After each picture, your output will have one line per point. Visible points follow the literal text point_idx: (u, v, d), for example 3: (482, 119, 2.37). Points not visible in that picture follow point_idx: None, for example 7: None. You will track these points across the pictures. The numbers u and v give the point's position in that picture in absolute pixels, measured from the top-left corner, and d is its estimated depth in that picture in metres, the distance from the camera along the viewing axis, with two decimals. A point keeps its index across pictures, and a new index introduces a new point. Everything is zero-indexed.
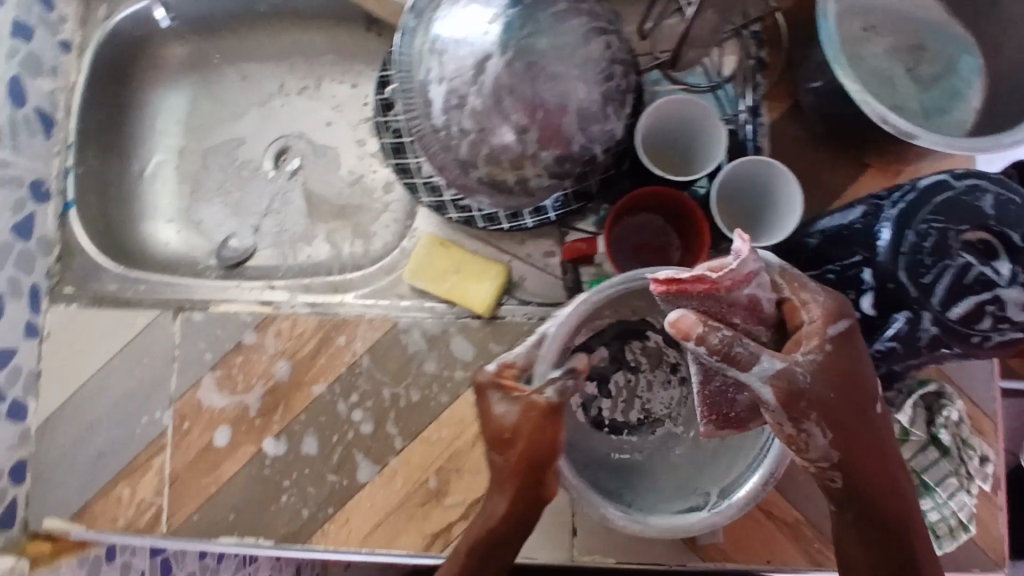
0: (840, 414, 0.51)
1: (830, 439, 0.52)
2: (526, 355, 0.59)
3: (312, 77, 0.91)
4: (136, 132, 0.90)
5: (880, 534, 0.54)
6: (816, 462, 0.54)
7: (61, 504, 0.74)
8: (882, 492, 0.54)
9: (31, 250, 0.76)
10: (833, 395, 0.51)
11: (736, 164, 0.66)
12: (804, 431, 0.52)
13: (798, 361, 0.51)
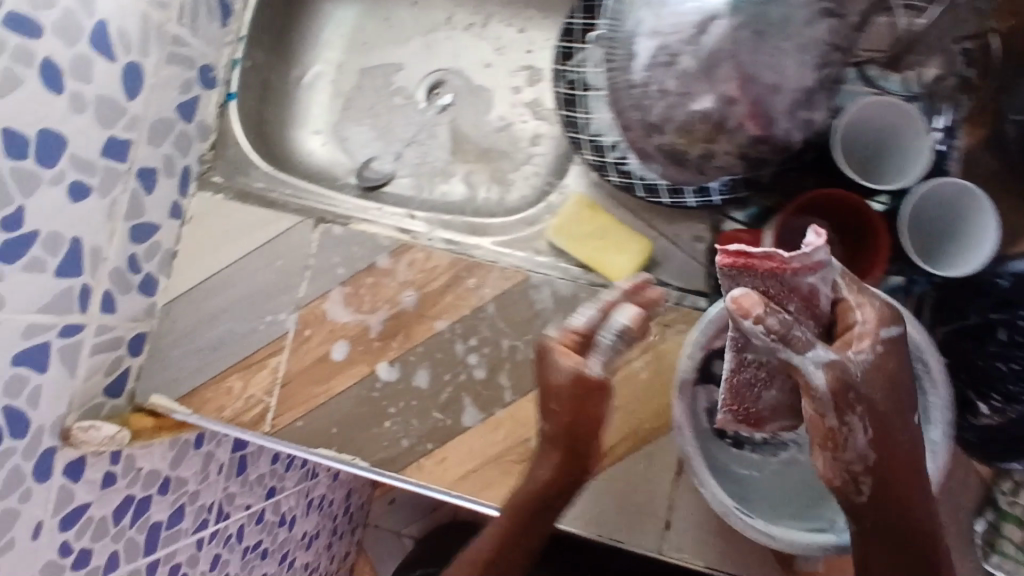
0: (874, 419, 0.48)
1: (869, 440, 0.47)
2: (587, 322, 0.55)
3: (481, 16, 0.90)
4: (302, 39, 0.91)
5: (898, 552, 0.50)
6: (847, 468, 0.48)
7: (176, 382, 0.77)
8: (910, 508, 0.49)
9: (191, 133, 0.78)
10: (880, 396, 0.47)
11: (937, 184, 0.62)
12: (846, 427, 0.47)
13: (850, 357, 0.47)
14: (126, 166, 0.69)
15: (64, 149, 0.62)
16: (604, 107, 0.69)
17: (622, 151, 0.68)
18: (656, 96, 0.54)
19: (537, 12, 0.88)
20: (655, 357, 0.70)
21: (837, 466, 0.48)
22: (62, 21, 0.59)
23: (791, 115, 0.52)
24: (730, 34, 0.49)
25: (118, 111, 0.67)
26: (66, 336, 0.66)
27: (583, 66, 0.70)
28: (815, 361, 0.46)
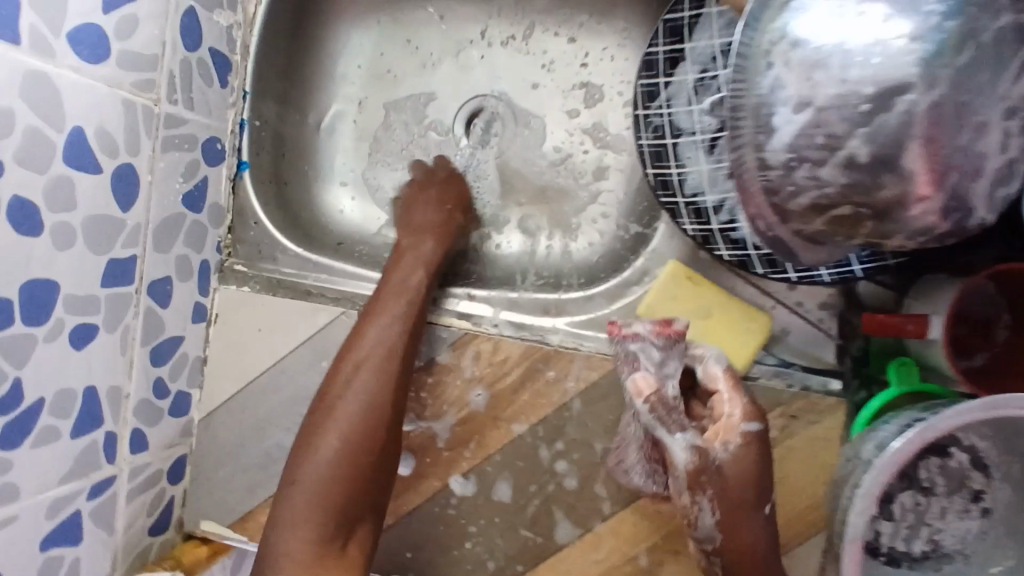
0: (732, 521, 0.48)
1: (718, 522, 0.48)
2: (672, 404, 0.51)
3: (521, 25, 0.75)
4: (315, 77, 0.77)
5: None
6: (701, 543, 0.50)
7: (227, 506, 0.68)
8: None
9: (203, 221, 0.66)
10: (743, 488, 0.48)
11: None
12: (695, 505, 0.49)
13: (713, 448, 0.48)
14: (134, 287, 0.59)
15: (57, 296, 0.52)
16: (702, 157, 0.54)
17: (731, 213, 0.54)
18: (804, 185, 0.39)
19: (590, 15, 0.72)
20: (782, 459, 0.57)
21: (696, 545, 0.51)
22: (27, 145, 0.48)
23: (996, 203, 0.38)
24: (920, 110, 0.35)
25: (115, 227, 0.56)
26: (96, 495, 0.58)
27: (670, 106, 0.55)
28: (680, 445, 0.49)
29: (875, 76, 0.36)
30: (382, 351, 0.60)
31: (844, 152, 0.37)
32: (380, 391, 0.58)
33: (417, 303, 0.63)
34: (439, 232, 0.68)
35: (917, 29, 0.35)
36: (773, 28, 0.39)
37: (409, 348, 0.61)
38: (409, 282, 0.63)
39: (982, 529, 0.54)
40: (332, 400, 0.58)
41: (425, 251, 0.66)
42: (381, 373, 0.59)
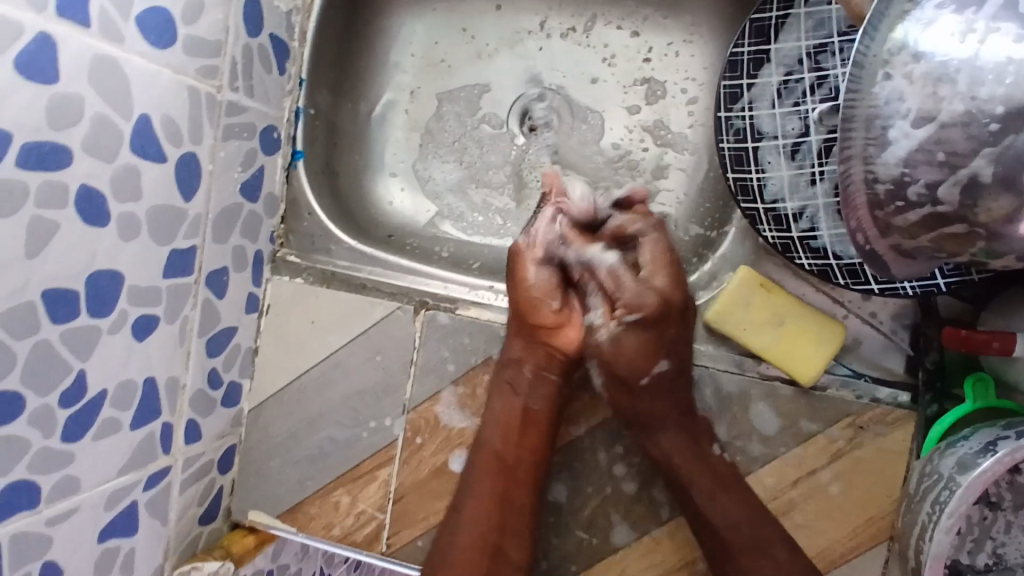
0: (613, 368, 0.58)
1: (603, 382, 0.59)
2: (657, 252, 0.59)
3: (583, 17, 0.73)
4: (369, 64, 0.75)
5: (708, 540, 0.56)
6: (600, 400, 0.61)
7: (274, 498, 0.68)
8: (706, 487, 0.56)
9: (259, 211, 0.65)
10: (630, 358, 0.57)
11: None
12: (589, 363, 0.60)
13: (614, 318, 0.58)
14: (193, 277, 0.57)
15: (120, 288, 0.50)
16: (783, 162, 0.54)
17: (811, 219, 0.53)
18: (916, 201, 0.39)
19: (656, 9, 0.71)
20: (849, 469, 0.57)
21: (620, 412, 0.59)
22: (95, 131, 0.46)
23: None
24: None
25: (177, 216, 0.54)
26: (152, 486, 0.57)
27: (752, 109, 0.54)
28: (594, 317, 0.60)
29: (1008, 94, 0.34)
30: (482, 459, 0.60)
31: (965, 171, 0.37)
32: (481, 513, 0.58)
33: (510, 417, 0.60)
34: (515, 317, 0.62)
35: None
36: (893, 38, 0.37)
37: (507, 461, 0.59)
38: (495, 395, 0.62)
39: None
40: (443, 527, 0.59)
41: (511, 354, 0.62)
42: (479, 498, 0.59)
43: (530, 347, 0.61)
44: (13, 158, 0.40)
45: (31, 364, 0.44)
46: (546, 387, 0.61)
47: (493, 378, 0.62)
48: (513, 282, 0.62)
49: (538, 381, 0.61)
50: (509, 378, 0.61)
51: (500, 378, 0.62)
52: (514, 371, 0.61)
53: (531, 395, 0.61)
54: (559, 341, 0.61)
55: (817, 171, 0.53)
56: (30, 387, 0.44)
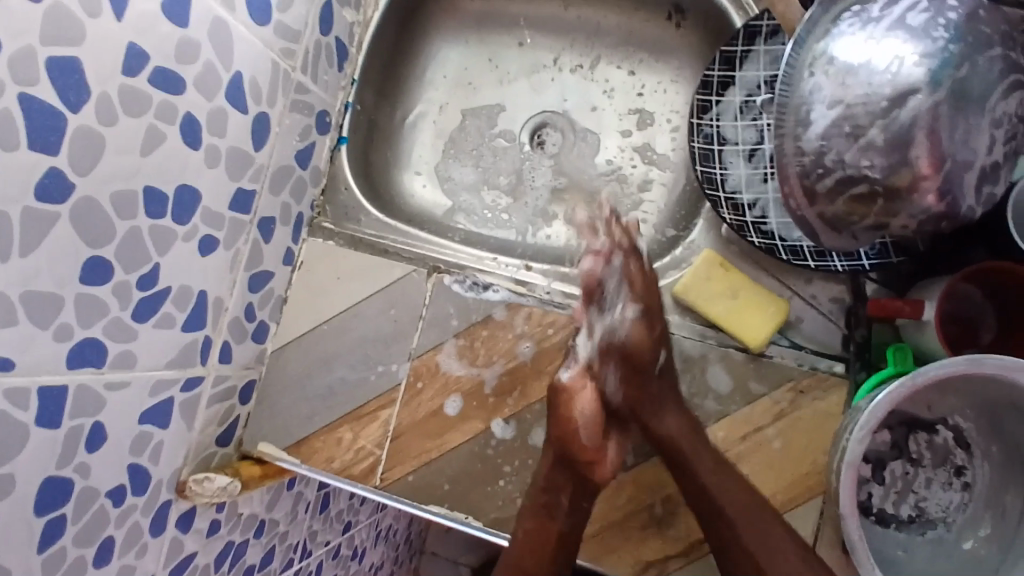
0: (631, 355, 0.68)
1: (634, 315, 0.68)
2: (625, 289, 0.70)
3: (589, 57, 0.88)
4: (408, 80, 0.90)
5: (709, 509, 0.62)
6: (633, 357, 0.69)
7: (283, 432, 0.75)
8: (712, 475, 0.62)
9: (306, 179, 0.77)
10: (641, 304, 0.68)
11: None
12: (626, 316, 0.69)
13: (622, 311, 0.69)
14: (249, 217, 0.68)
15: (198, 205, 0.61)
16: (742, 163, 0.69)
17: (762, 210, 0.67)
18: (832, 166, 0.52)
19: (649, 54, 0.86)
20: (790, 426, 0.66)
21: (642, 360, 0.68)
22: (203, 74, 0.58)
23: (979, 191, 0.49)
24: (927, 108, 0.47)
25: (247, 162, 0.66)
26: (187, 390, 0.66)
27: (719, 120, 0.70)
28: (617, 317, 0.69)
29: (891, 81, 0.48)
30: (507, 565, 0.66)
31: (865, 138, 0.50)
32: None
33: (540, 532, 0.65)
34: (556, 451, 0.67)
35: (927, 49, 0.47)
36: (817, 47, 0.52)
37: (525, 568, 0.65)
38: (525, 516, 0.66)
39: (963, 500, 0.62)
40: None
41: (543, 481, 0.67)
42: None
43: (565, 475, 0.67)
44: (144, 73, 0.53)
45: (123, 243, 0.54)
46: (580, 513, 0.67)
47: (527, 502, 0.67)
48: (558, 416, 0.66)
49: (574, 508, 0.66)
50: (545, 503, 0.66)
51: (534, 502, 0.67)
52: (551, 499, 0.66)
53: (565, 518, 0.66)
54: (596, 475, 0.66)
55: (768, 172, 0.67)
56: (119, 261, 0.54)
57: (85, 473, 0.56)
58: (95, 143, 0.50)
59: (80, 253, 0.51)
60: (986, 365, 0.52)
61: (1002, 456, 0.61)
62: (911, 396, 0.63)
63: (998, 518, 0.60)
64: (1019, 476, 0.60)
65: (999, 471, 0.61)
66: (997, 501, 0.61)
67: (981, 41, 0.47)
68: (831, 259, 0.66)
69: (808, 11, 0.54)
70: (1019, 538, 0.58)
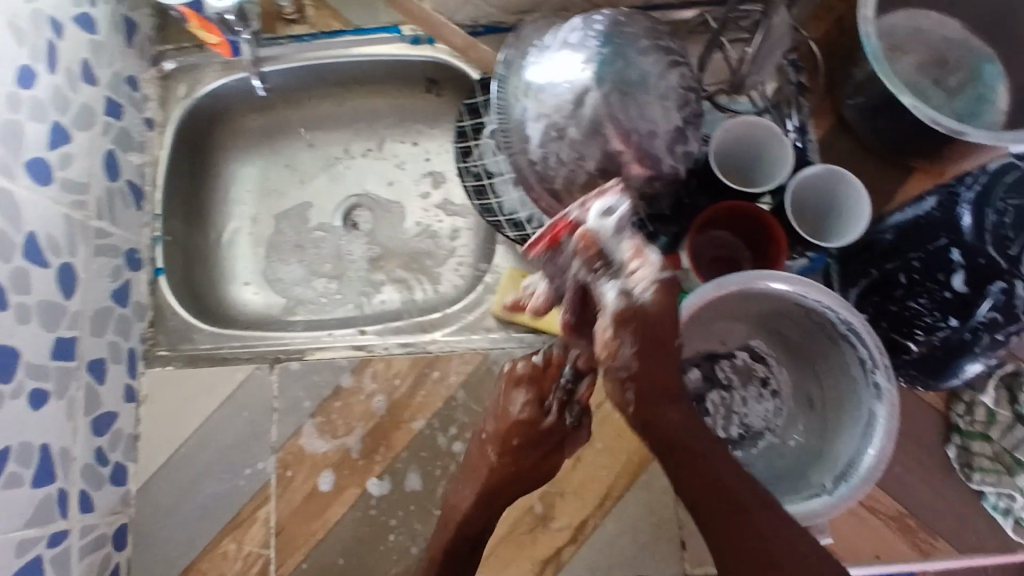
0: (653, 322, 0.45)
1: (635, 350, 0.45)
2: (616, 305, 0.45)
3: (375, 139, 0.98)
4: (213, 202, 0.95)
5: (687, 469, 0.51)
6: (614, 371, 0.46)
7: (165, 567, 0.74)
8: (682, 459, 0.51)
9: (129, 315, 0.80)
10: (637, 348, 0.45)
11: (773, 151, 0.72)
12: (614, 338, 0.44)
13: (620, 351, 0.45)
14: (76, 362, 0.70)
15: (19, 361, 0.63)
16: (512, 188, 0.78)
17: (539, 221, 0.76)
18: (557, 166, 0.62)
19: (425, 124, 0.97)
20: None
21: (609, 376, 0.46)
22: None
23: (672, 152, 0.62)
24: (601, 100, 0.60)
25: (60, 310, 0.69)
26: (55, 544, 0.65)
27: (482, 158, 0.79)
28: (610, 289, 0.46)
29: (570, 88, 0.61)
30: None
31: (568, 136, 0.61)
32: None
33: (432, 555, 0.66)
34: (497, 475, 0.62)
35: (589, 56, 0.61)
36: (517, 78, 0.64)
37: None
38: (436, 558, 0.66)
39: (777, 406, 0.72)
40: None
41: (468, 505, 0.64)
42: None
43: (481, 506, 0.64)
44: None
45: None
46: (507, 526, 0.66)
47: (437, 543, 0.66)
48: (495, 412, 0.62)
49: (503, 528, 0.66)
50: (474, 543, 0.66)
51: (447, 531, 0.65)
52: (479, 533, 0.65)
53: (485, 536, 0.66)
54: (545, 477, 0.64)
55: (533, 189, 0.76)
56: None
57: None
58: None
59: None
60: (729, 281, 0.62)
61: (791, 361, 0.73)
62: (707, 335, 0.73)
63: (807, 411, 0.71)
64: (809, 372, 0.71)
65: (794, 374, 0.72)
66: (802, 397, 0.72)
67: (621, 43, 0.61)
68: None
69: (505, 54, 0.67)
70: (827, 420, 0.69)
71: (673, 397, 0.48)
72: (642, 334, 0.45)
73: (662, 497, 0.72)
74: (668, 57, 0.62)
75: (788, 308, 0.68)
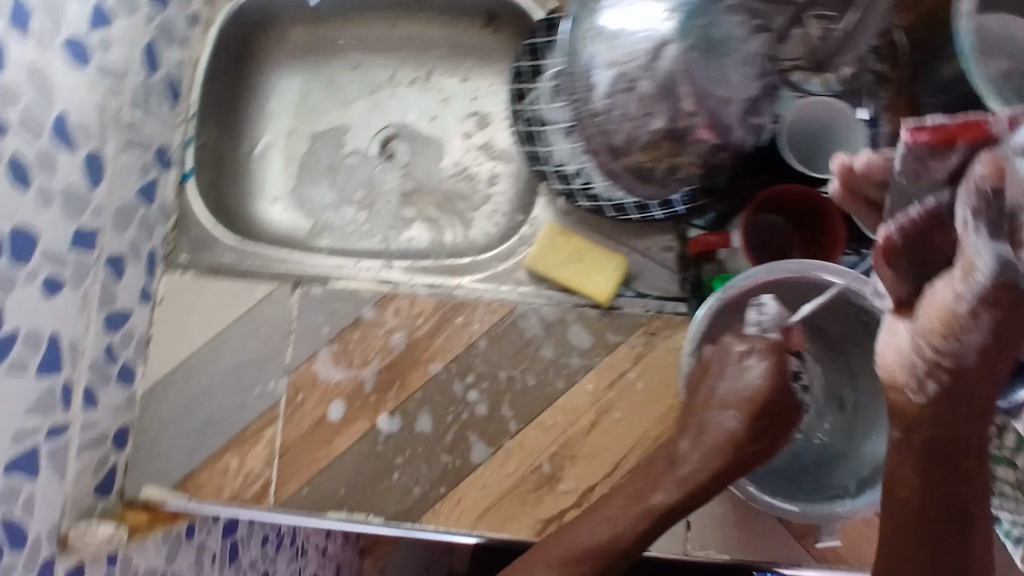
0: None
1: (987, 340, 0.42)
2: (953, 292, 0.42)
3: (423, 70, 0.94)
4: (250, 113, 0.92)
5: (941, 470, 0.49)
6: (947, 356, 0.45)
7: (164, 473, 0.74)
8: (945, 458, 0.49)
9: (154, 215, 0.77)
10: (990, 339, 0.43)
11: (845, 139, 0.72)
12: (967, 323, 0.42)
13: (959, 313, 0.42)
14: (95, 255, 0.68)
15: (36, 245, 0.61)
16: (562, 138, 0.74)
17: (587, 177, 0.73)
18: (621, 120, 0.59)
19: (476, 61, 0.93)
20: (647, 368, 0.73)
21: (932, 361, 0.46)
22: (25, 115, 0.59)
23: (745, 123, 0.58)
24: (679, 57, 0.56)
25: (83, 200, 0.66)
26: (52, 439, 0.64)
27: (536, 103, 0.76)
28: (977, 243, 0.39)
29: (648, 37, 0.57)
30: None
31: (639, 90, 0.58)
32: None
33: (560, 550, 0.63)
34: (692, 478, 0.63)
35: (672, 6, 0.57)
36: (591, 21, 0.59)
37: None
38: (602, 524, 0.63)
39: (806, 402, 0.69)
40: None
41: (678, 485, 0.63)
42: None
43: (676, 493, 0.63)
44: None
45: None
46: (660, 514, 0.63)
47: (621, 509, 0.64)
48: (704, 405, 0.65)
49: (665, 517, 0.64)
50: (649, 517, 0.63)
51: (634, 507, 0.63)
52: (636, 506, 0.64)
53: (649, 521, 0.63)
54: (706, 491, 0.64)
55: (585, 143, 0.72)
56: None
57: None
58: None
59: None
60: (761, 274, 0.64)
61: (829, 358, 0.70)
62: None
63: (837, 411, 0.69)
64: (846, 371, 0.69)
65: (830, 372, 0.70)
66: (835, 396, 0.70)
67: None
68: (652, 210, 0.73)
69: None
70: (858, 422, 0.68)
71: (979, 395, 0.46)
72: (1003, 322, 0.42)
73: None
74: (757, 20, 0.58)
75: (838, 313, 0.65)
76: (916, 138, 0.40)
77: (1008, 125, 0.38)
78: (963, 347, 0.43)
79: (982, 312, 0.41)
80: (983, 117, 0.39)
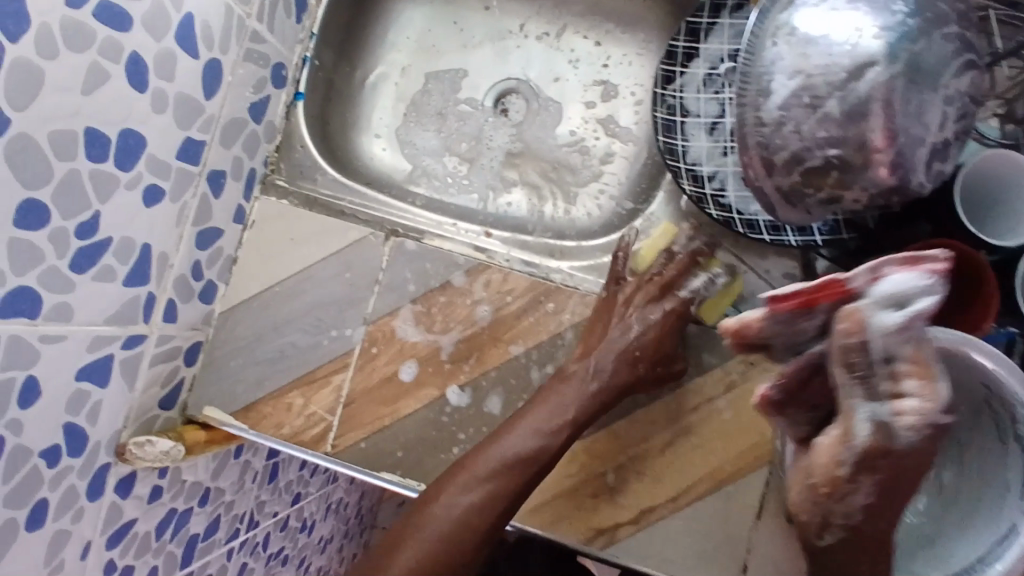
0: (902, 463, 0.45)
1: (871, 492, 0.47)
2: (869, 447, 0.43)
3: (556, 25, 0.87)
4: (371, 39, 0.87)
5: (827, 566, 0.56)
6: (842, 512, 0.49)
7: (227, 397, 0.73)
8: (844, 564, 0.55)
9: (259, 133, 0.75)
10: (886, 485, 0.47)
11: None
12: (852, 483, 0.46)
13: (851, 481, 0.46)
14: (198, 169, 0.66)
15: (143, 151, 0.58)
16: (703, 135, 0.69)
17: (722, 182, 0.68)
18: (790, 137, 0.52)
19: (616, 25, 0.85)
20: (739, 398, 0.67)
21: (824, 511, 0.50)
22: (153, 14, 0.56)
23: (929, 167, 0.51)
24: (883, 81, 0.48)
25: (195, 110, 0.63)
26: (128, 348, 0.63)
27: (682, 91, 0.70)
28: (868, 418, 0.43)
29: (850, 52, 0.49)
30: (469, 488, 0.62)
31: (822, 109, 0.51)
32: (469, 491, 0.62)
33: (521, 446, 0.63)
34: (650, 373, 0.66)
35: (886, 23, 0.49)
36: (781, 17, 0.53)
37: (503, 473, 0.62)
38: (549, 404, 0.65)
39: None
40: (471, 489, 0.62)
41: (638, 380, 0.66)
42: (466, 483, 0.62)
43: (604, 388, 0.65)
44: (88, 8, 0.50)
45: (62, 186, 0.51)
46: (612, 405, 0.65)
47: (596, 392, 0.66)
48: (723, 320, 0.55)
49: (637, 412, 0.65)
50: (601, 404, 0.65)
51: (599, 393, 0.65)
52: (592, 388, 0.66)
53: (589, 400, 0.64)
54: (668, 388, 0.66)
55: (728, 145, 0.68)
56: (58, 207, 0.51)
57: (17, 430, 0.52)
58: (33, 78, 0.47)
59: (15, 194, 0.47)
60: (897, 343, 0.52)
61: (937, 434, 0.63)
62: None
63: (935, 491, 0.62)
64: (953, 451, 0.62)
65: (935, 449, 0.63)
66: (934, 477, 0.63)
67: (929, 17, 0.49)
68: (786, 234, 0.66)
69: None
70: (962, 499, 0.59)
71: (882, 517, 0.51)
72: (888, 473, 0.46)
73: (741, 514, 0.65)
74: (973, 53, 0.50)
75: (967, 384, 0.57)
76: (776, 306, 0.46)
77: (867, 279, 0.43)
78: (848, 506, 0.49)
79: (860, 477, 0.46)
80: (836, 278, 0.45)
